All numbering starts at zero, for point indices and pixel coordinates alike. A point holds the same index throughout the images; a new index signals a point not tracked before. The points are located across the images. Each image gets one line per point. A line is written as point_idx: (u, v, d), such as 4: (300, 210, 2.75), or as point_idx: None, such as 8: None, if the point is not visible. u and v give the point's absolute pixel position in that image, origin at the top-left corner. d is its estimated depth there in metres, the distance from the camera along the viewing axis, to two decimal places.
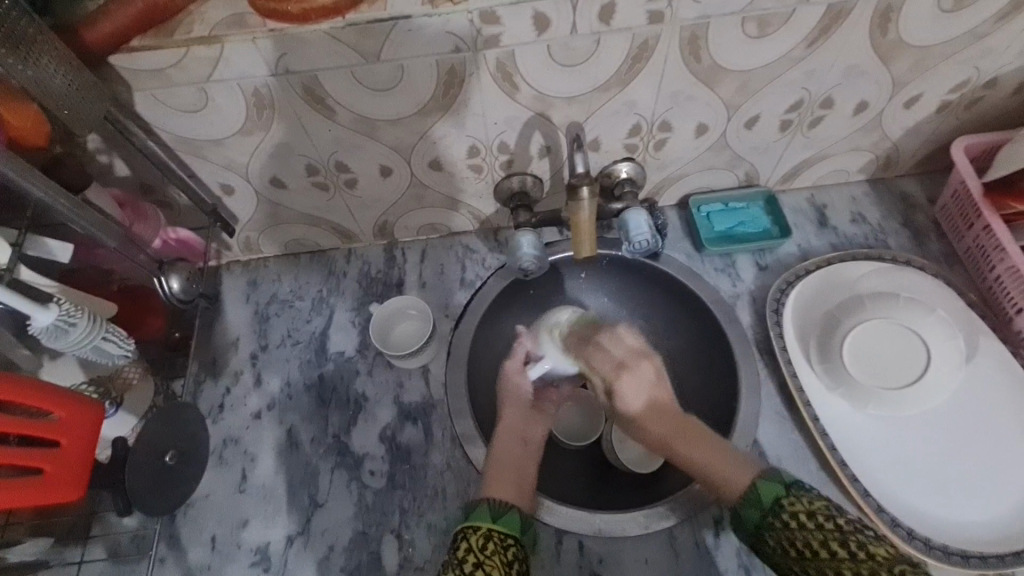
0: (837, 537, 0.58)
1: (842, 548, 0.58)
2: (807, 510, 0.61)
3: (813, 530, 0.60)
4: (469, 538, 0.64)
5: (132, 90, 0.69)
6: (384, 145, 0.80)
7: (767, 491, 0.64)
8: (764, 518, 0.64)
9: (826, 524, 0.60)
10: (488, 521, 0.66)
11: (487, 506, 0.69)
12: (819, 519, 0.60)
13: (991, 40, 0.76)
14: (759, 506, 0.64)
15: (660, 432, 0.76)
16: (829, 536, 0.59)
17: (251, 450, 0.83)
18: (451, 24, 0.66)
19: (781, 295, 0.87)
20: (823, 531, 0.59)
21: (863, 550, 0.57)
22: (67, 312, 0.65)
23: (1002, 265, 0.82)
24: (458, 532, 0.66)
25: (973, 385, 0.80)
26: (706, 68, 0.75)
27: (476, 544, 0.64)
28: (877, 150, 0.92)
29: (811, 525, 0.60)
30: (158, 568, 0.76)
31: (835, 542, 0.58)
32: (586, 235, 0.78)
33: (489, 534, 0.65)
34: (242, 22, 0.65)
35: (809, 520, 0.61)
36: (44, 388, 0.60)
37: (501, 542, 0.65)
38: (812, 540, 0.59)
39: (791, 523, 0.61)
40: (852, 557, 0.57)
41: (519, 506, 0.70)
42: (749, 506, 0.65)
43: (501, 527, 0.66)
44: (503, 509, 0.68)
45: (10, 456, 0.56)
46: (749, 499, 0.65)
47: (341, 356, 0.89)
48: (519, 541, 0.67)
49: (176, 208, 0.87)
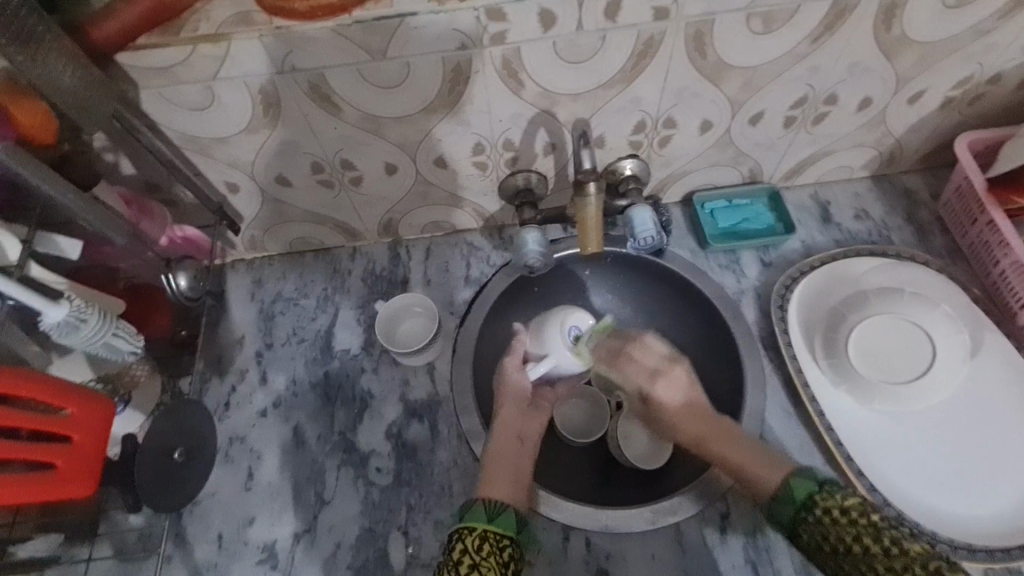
0: (871, 533, 0.59)
1: (875, 544, 0.58)
2: (841, 506, 0.60)
3: (846, 526, 0.59)
4: (464, 539, 0.64)
5: (139, 89, 0.69)
6: (390, 143, 0.80)
7: (800, 487, 0.64)
8: (796, 514, 0.63)
9: (859, 520, 0.59)
10: (483, 522, 0.66)
11: (482, 505, 0.68)
12: (853, 515, 0.60)
13: (994, 36, 0.76)
14: (792, 503, 0.64)
15: (694, 432, 0.76)
16: (862, 532, 0.59)
17: (257, 448, 0.83)
18: (457, 21, 0.66)
19: (786, 291, 0.87)
20: (856, 527, 0.59)
21: (897, 546, 0.57)
22: (79, 308, 0.65)
23: (1006, 259, 0.83)
24: (455, 532, 0.66)
25: (978, 380, 0.80)
26: (711, 64, 0.75)
27: (472, 545, 0.64)
28: (879, 146, 0.92)
29: (845, 521, 0.60)
30: (165, 566, 0.76)
31: (869, 537, 0.58)
32: (592, 229, 0.77)
33: (485, 535, 0.65)
34: (249, 20, 0.65)
35: (843, 516, 0.60)
36: (55, 383, 0.60)
37: (497, 543, 0.65)
38: (846, 537, 0.59)
39: (824, 519, 0.61)
40: (885, 551, 0.57)
41: (515, 505, 0.69)
42: (782, 504, 0.65)
43: (497, 527, 0.66)
44: (499, 508, 0.68)
45: (26, 453, 0.56)
46: (782, 497, 0.65)
47: (346, 354, 0.89)
48: (514, 540, 0.66)
49: (181, 206, 0.87)
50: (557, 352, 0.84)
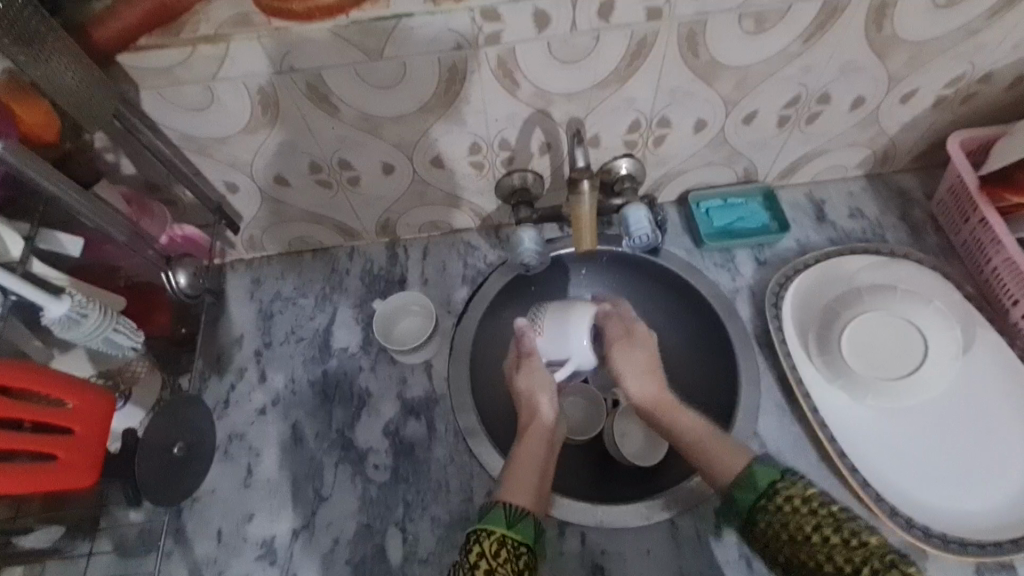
0: (830, 523, 0.61)
1: (834, 535, 0.60)
2: (803, 496, 0.64)
3: (806, 515, 0.62)
4: (482, 542, 0.66)
5: (138, 89, 0.70)
6: (387, 143, 0.81)
7: (763, 475, 0.68)
8: (758, 500, 0.66)
9: (820, 510, 0.62)
10: (503, 527, 0.67)
11: (502, 510, 0.69)
12: (813, 505, 0.63)
13: (983, 36, 0.77)
14: (755, 491, 0.67)
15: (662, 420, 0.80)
16: (822, 521, 0.62)
17: (256, 445, 0.84)
18: (452, 21, 0.67)
19: (780, 290, 0.87)
20: (816, 516, 0.62)
21: (855, 538, 0.60)
22: (80, 303, 0.66)
23: (998, 257, 0.83)
24: (473, 532, 0.68)
25: (971, 375, 0.80)
26: (704, 64, 0.76)
27: (490, 549, 0.65)
28: (873, 146, 0.93)
29: (805, 510, 0.63)
30: (165, 563, 0.77)
31: (828, 527, 0.61)
32: (586, 228, 0.78)
33: (503, 539, 0.66)
34: (247, 21, 0.66)
35: (803, 505, 0.63)
36: (58, 375, 0.61)
37: (514, 549, 0.66)
38: (806, 525, 0.62)
39: (784, 508, 0.64)
40: (844, 542, 0.60)
41: (533, 513, 0.70)
42: (744, 490, 0.68)
43: (515, 534, 0.67)
44: (519, 515, 0.69)
45: (27, 443, 0.57)
46: (745, 483, 0.68)
47: (344, 353, 0.90)
48: (530, 548, 0.68)
49: (181, 206, 0.88)
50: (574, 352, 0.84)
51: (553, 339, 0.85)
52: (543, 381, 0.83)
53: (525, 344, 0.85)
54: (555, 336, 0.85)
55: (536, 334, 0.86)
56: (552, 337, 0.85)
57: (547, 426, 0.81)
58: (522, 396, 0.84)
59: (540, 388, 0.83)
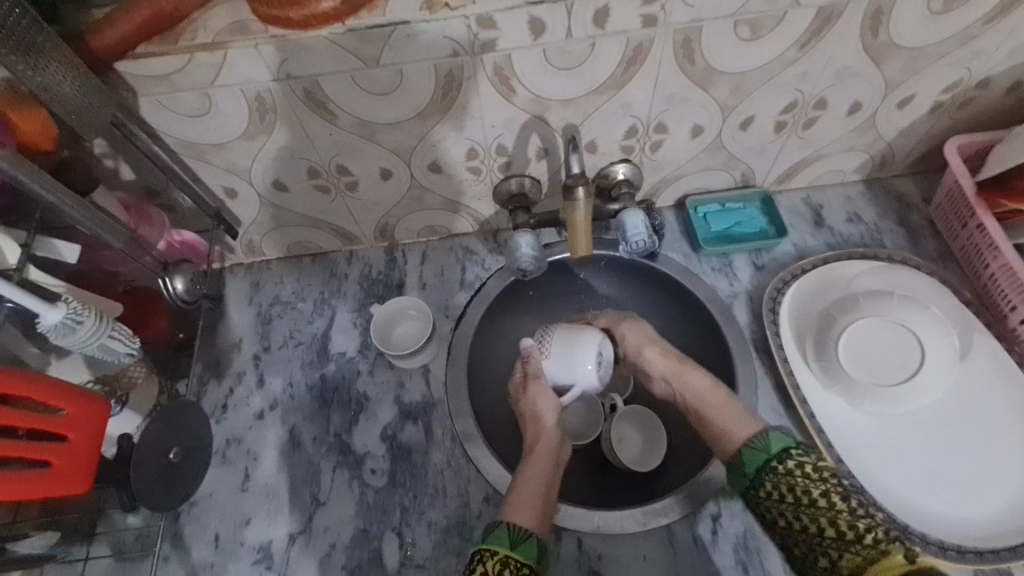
0: (837, 491, 0.66)
1: (843, 502, 0.66)
2: (813, 464, 0.68)
3: (816, 480, 0.67)
4: (486, 561, 0.67)
5: (138, 97, 0.70)
6: (384, 148, 0.81)
7: (776, 441, 0.71)
8: (767, 462, 0.70)
9: (829, 478, 0.67)
10: (506, 547, 0.68)
11: (506, 529, 0.69)
12: (823, 473, 0.67)
13: (980, 42, 0.77)
14: (766, 453, 0.70)
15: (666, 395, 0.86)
16: (830, 488, 0.66)
17: (254, 449, 0.85)
18: (448, 29, 0.67)
19: (777, 294, 0.87)
20: (824, 484, 0.67)
21: (858, 507, 0.65)
22: (75, 311, 0.66)
23: (996, 263, 0.83)
24: (477, 552, 0.69)
25: (967, 380, 0.80)
26: (700, 71, 0.76)
27: (493, 569, 0.66)
28: (871, 150, 0.93)
29: (815, 476, 0.67)
30: (162, 567, 0.77)
31: (835, 495, 0.66)
32: (581, 234, 0.79)
33: (506, 560, 0.67)
34: (244, 29, 0.66)
35: (813, 471, 0.68)
36: (54, 382, 0.62)
37: (517, 570, 0.67)
38: (813, 490, 0.66)
39: (794, 472, 0.68)
40: (849, 510, 0.65)
41: (536, 532, 0.70)
42: (754, 450, 0.71)
43: (518, 554, 0.68)
44: (523, 535, 0.69)
45: (20, 451, 0.57)
46: (756, 445, 0.71)
47: (342, 357, 0.90)
48: (532, 567, 0.69)
49: (180, 211, 0.89)
50: (578, 376, 0.88)
51: (559, 362, 0.88)
52: (549, 403, 0.86)
53: (532, 365, 0.89)
54: (560, 359, 0.88)
55: (542, 356, 0.89)
56: (558, 361, 0.88)
57: (552, 447, 0.83)
58: (529, 417, 0.86)
59: (546, 409, 0.86)
